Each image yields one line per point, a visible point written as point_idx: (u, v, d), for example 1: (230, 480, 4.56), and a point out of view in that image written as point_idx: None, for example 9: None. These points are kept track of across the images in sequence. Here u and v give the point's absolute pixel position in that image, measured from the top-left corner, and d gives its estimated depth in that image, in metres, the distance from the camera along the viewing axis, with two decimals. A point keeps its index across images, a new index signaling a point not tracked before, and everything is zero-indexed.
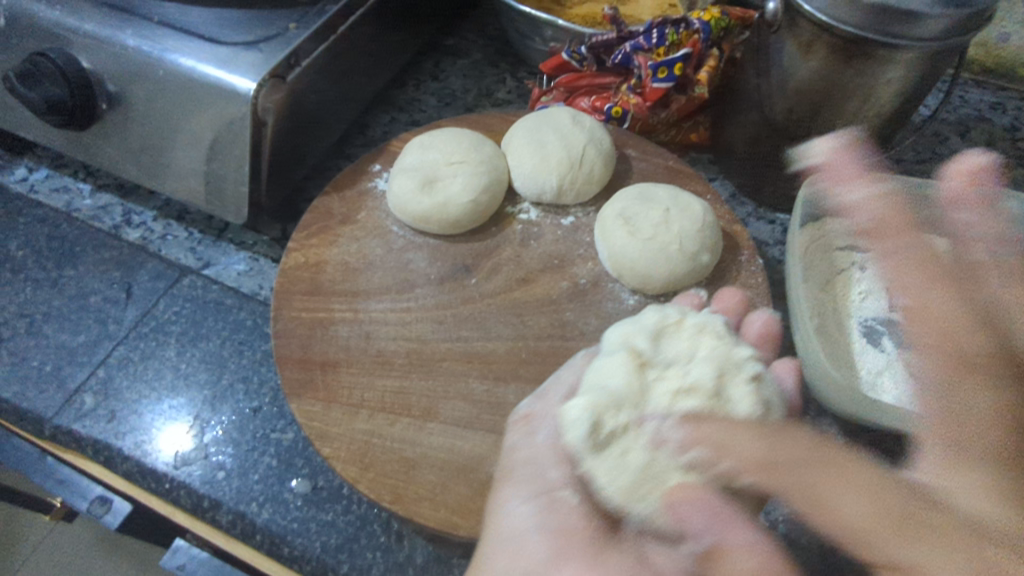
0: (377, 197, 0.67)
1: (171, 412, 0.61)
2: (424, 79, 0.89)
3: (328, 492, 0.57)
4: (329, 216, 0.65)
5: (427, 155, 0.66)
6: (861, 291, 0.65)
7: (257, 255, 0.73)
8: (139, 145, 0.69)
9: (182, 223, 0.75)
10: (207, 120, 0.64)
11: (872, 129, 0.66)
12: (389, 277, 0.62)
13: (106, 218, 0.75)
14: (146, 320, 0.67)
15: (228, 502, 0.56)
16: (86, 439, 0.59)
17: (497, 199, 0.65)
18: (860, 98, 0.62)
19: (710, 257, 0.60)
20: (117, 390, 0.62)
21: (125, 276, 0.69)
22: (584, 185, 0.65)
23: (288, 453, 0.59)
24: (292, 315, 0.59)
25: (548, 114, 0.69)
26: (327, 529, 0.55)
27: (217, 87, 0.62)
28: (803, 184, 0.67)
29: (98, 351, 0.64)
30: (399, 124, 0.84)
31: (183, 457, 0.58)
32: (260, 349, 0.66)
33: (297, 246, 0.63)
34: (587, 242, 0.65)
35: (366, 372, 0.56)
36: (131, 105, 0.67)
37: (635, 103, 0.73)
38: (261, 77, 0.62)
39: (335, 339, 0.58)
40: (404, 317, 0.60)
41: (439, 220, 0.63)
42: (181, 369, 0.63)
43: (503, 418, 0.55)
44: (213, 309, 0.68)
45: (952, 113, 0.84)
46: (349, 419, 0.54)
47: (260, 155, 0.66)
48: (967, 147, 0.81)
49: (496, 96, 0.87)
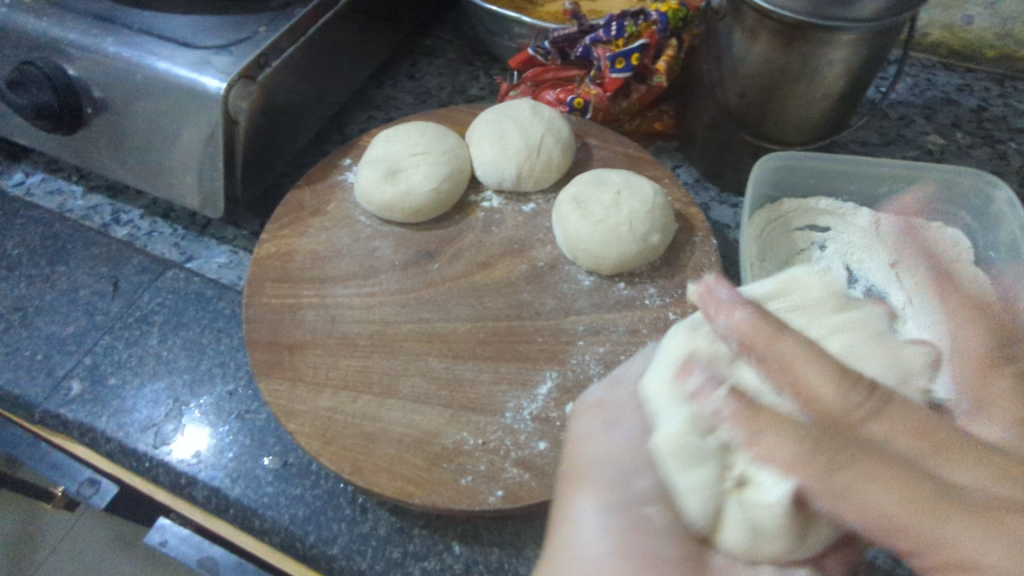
0: (346, 189, 0.70)
1: (152, 396, 0.64)
2: (401, 79, 0.92)
3: (298, 468, 0.60)
4: (300, 208, 0.68)
5: (392, 147, 0.69)
6: (820, 268, 0.66)
7: (237, 248, 0.77)
8: (123, 146, 0.73)
9: (168, 220, 0.79)
10: (184, 120, 0.68)
11: (822, 110, 0.67)
12: (355, 264, 0.65)
13: (96, 218, 0.79)
14: (131, 311, 0.70)
15: (203, 479, 0.59)
16: (72, 422, 0.63)
17: (458, 188, 0.68)
18: (806, 81, 0.63)
19: (659, 238, 0.62)
20: (102, 376, 0.66)
21: (113, 271, 0.73)
22: (542, 172, 0.67)
23: (260, 433, 0.62)
24: (263, 301, 0.62)
25: (509, 105, 0.72)
26: (296, 502, 0.58)
27: (192, 89, 0.66)
28: (759, 163, 0.67)
29: (86, 340, 0.68)
30: (376, 122, 0.87)
31: (162, 438, 0.62)
32: (237, 337, 0.69)
33: (269, 237, 0.66)
34: (547, 227, 0.67)
35: (331, 353, 0.59)
36: (113, 109, 0.70)
37: (596, 94, 0.75)
38: (232, 77, 0.65)
39: (303, 322, 0.61)
40: (368, 301, 0.63)
41: (402, 208, 0.66)
42: (163, 357, 0.67)
43: (460, 393, 0.57)
44: (194, 299, 0.71)
45: (920, 97, 0.86)
46: (313, 397, 0.56)
47: (235, 151, 0.70)
48: (932, 129, 0.82)
49: (470, 93, 0.90)
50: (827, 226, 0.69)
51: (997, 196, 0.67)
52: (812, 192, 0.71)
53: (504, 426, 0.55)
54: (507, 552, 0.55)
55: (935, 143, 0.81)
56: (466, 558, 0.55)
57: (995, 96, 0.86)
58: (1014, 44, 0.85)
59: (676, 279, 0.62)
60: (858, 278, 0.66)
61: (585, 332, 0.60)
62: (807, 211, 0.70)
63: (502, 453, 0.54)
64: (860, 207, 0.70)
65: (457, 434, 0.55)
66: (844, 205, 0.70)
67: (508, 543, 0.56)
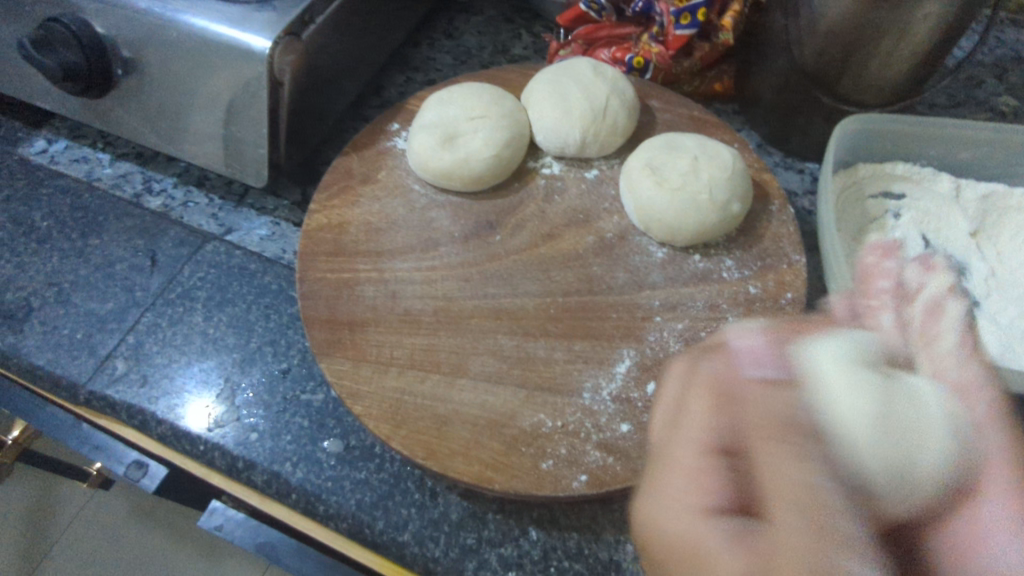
0: (397, 156, 0.66)
1: (202, 375, 0.61)
2: (438, 38, 0.87)
3: (361, 451, 0.58)
4: (349, 176, 0.64)
5: (447, 111, 0.65)
6: (894, 238, 0.63)
7: (278, 219, 0.73)
8: (156, 110, 0.68)
9: (202, 189, 0.75)
10: (222, 81, 0.63)
11: (907, 69, 0.62)
12: (413, 236, 0.62)
13: (126, 187, 0.75)
14: (172, 287, 0.67)
15: (263, 462, 0.57)
16: (120, 404, 0.60)
17: (519, 154, 0.64)
18: (895, 37, 0.58)
19: (739, 207, 0.58)
20: (147, 355, 0.63)
21: (149, 244, 0.70)
22: (608, 137, 0.64)
23: (319, 414, 0.60)
24: (318, 276, 0.59)
25: (568, 66, 0.68)
26: (362, 487, 0.56)
27: (231, 47, 0.61)
28: (837, 127, 0.64)
29: (127, 317, 0.65)
30: (415, 84, 0.83)
31: (216, 420, 0.59)
32: (287, 313, 0.66)
33: (319, 208, 0.62)
34: (612, 196, 0.63)
35: (393, 332, 0.56)
36: (145, 70, 0.66)
37: (657, 52, 0.70)
38: (276, 35, 0.60)
39: (362, 298, 0.58)
40: (428, 276, 0.59)
41: (462, 175, 0.62)
42: (209, 334, 0.64)
43: (534, 372, 0.54)
44: (238, 274, 0.68)
45: (988, 55, 0.80)
46: (379, 377, 0.54)
47: (279, 116, 0.65)
48: (1004, 89, 0.77)
49: (513, 53, 0.85)
50: (902, 192, 0.66)
51: None
52: (887, 158, 0.67)
53: (582, 407, 0.53)
54: (586, 537, 0.54)
55: (1008, 104, 0.76)
56: (544, 544, 0.53)
57: None
58: None
59: (754, 251, 0.59)
60: (938, 249, 0.63)
61: (661, 308, 0.57)
62: (882, 176, 0.66)
63: (583, 436, 0.51)
64: (938, 172, 0.67)
65: (534, 415, 0.52)
66: (920, 171, 0.67)
67: (586, 527, 0.54)
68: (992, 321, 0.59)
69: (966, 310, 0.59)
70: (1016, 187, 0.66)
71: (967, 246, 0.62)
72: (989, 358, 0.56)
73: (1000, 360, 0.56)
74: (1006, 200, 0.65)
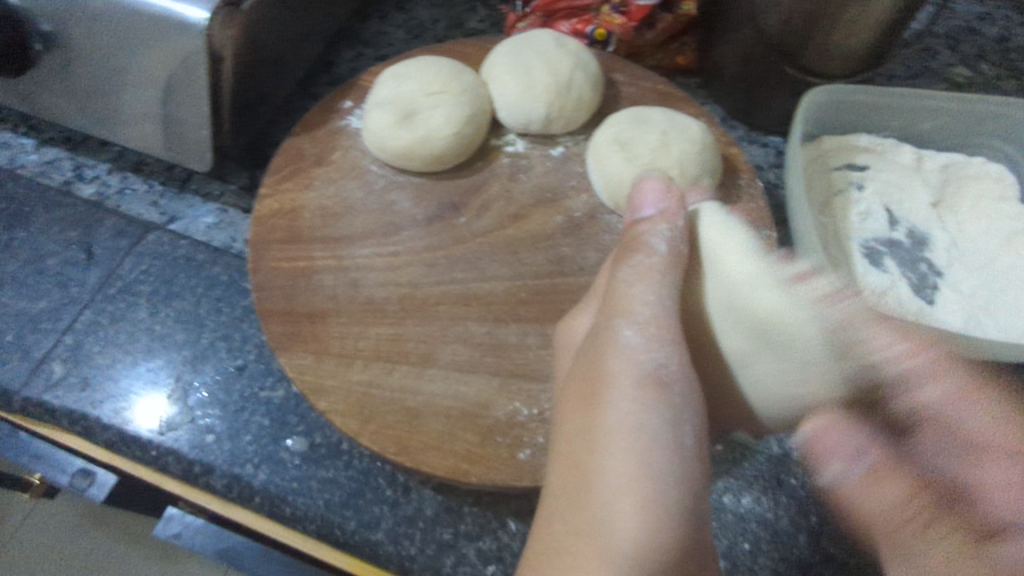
0: (351, 136, 0.62)
1: (149, 375, 0.57)
2: (389, 11, 0.83)
3: (327, 449, 0.55)
4: (302, 158, 0.60)
5: (403, 86, 0.62)
6: (859, 211, 0.63)
7: (226, 206, 0.69)
8: (84, 90, 0.63)
9: (140, 174, 0.70)
10: (156, 55, 0.58)
11: (872, 38, 0.61)
12: (372, 220, 0.58)
13: (55, 174, 0.69)
14: (112, 281, 0.62)
15: (221, 465, 0.54)
16: (59, 410, 0.56)
17: (481, 131, 0.61)
18: (859, 6, 0.57)
19: (708, 182, 0.57)
20: (87, 355, 0.58)
21: (84, 236, 0.64)
22: (572, 112, 0.61)
23: (280, 412, 0.57)
24: (273, 266, 0.55)
25: (529, 37, 0.65)
26: (329, 486, 0.53)
27: (163, 17, 0.55)
28: (804, 99, 0.63)
29: (63, 316, 0.60)
30: (367, 60, 0.79)
31: (167, 423, 0.55)
32: (240, 305, 0.62)
33: (270, 193, 0.58)
34: (579, 173, 0.61)
35: (357, 322, 0.53)
36: (67, 45, 0.60)
37: (620, 23, 0.69)
38: (214, 4, 0.55)
39: (321, 288, 0.55)
40: (391, 262, 0.57)
41: (421, 155, 0.59)
42: (155, 331, 0.60)
43: (506, 359, 0.52)
44: (184, 265, 0.63)
45: (941, 26, 0.81)
46: (343, 371, 0.51)
47: (221, 94, 0.61)
48: (956, 60, 0.78)
49: (468, 26, 0.82)
50: (865, 163, 0.66)
51: None
52: (851, 129, 0.68)
53: None
54: None
55: (961, 75, 0.77)
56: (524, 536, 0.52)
57: (1015, 25, 0.81)
58: None
59: None
60: (901, 219, 0.63)
61: None
62: (845, 148, 0.66)
63: None
64: (899, 143, 0.67)
65: (508, 404, 0.50)
66: (883, 142, 0.67)
67: None
68: (955, 290, 0.59)
69: (930, 279, 0.60)
70: (973, 157, 0.67)
71: (929, 215, 0.63)
72: (953, 326, 0.57)
73: (965, 327, 0.57)
74: (963, 170, 0.66)
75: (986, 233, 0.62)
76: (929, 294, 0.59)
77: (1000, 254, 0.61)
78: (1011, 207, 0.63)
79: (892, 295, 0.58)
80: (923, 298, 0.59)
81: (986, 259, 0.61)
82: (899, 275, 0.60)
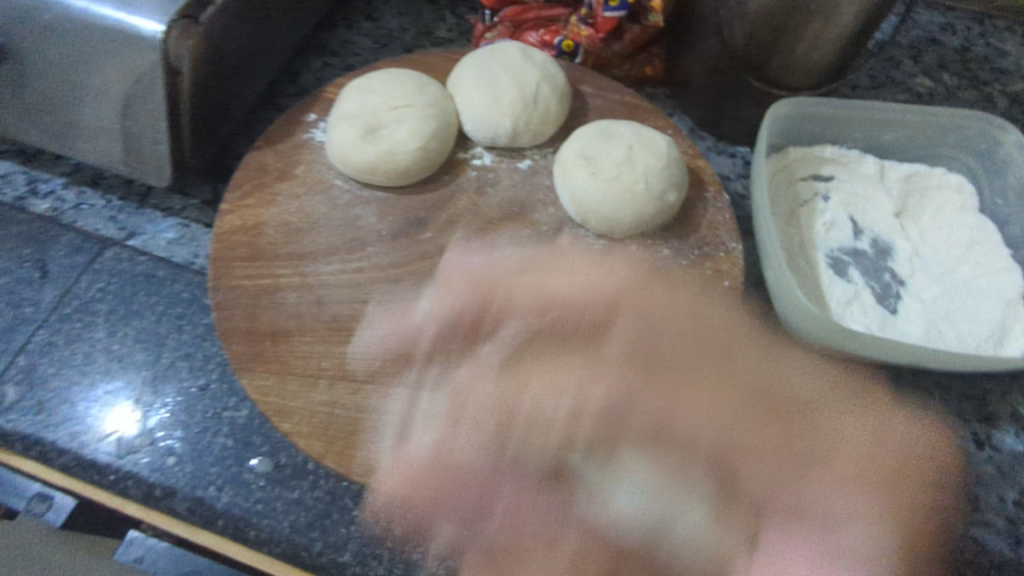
0: (315, 149, 0.61)
1: (107, 397, 0.56)
2: (356, 19, 0.82)
3: (292, 470, 0.54)
4: (264, 172, 0.59)
5: (367, 99, 0.61)
6: (824, 221, 0.63)
7: (188, 220, 0.67)
8: (36, 102, 0.61)
9: (98, 189, 0.68)
10: (111, 68, 0.57)
11: (834, 53, 0.62)
12: (337, 236, 0.58)
13: (8, 189, 0.67)
14: (68, 300, 0.60)
15: (183, 489, 0.52)
16: (12, 435, 0.54)
17: (447, 145, 0.61)
18: (820, 21, 0.58)
19: (675, 197, 0.57)
20: (41, 378, 0.56)
21: (38, 253, 0.62)
22: (539, 126, 0.61)
23: (243, 432, 0.55)
24: (234, 284, 0.54)
25: (496, 50, 0.64)
26: (294, 507, 0.52)
27: (117, 31, 0.55)
28: (768, 113, 0.64)
29: (16, 337, 0.58)
30: (334, 70, 0.78)
31: (127, 445, 0.54)
32: (203, 323, 0.60)
33: (231, 208, 0.57)
34: (547, 186, 0.61)
35: (321, 341, 0.52)
36: (17, 57, 0.58)
37: (587, 35, 0.69)
38: (170, 18, 0.54)
39: (284, 306, 0.54)
40: (357, 278, 0.56)
41: (387, 170, 0.58)
42: (114, 351, 0.58)
43: None
44: (145, 282, 0.62)
45: (904, 36, 0.82)
46: (307, 391, 0.50)
47: (179, 108, 0.59)
48: (920, 70, 0.79)
49: (437, 36, 0.81)
50: (831, 174, 0.66)
51: (1005, 140, 0.66)
52: (817, 141, 0.68)
53: None
54: None
55: (923, 84, 0.78)
56: None
57: (976, 35, 0.83)
58: None
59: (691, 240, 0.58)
60: (866, 229, 0.63)
61: None
62: (812, 159, 0.67)
63: None
64: (864, 154, 0.68)
65: None
66: (848, 153, 0.67)
67: None
68: (917, 299, 0.60)
69: (893, 289, 0.60)
70: (935, 167, 0.68)
71: (892, 226, 0.63)
72: (915, 336, 0.57)
73: (927, 337, 0.57)
74: (926, 180, 0.67)
75: (947, 242, 0.63)
76: (892, 304, 0.60)
77: (960, 263, 0.62)
78: (972, 216, 0.64)
79: (855, 306, 0.59)
80: (886, 308, 0.59)
81: (947, 268, 0.62)
82: (863, 285, 0.60)
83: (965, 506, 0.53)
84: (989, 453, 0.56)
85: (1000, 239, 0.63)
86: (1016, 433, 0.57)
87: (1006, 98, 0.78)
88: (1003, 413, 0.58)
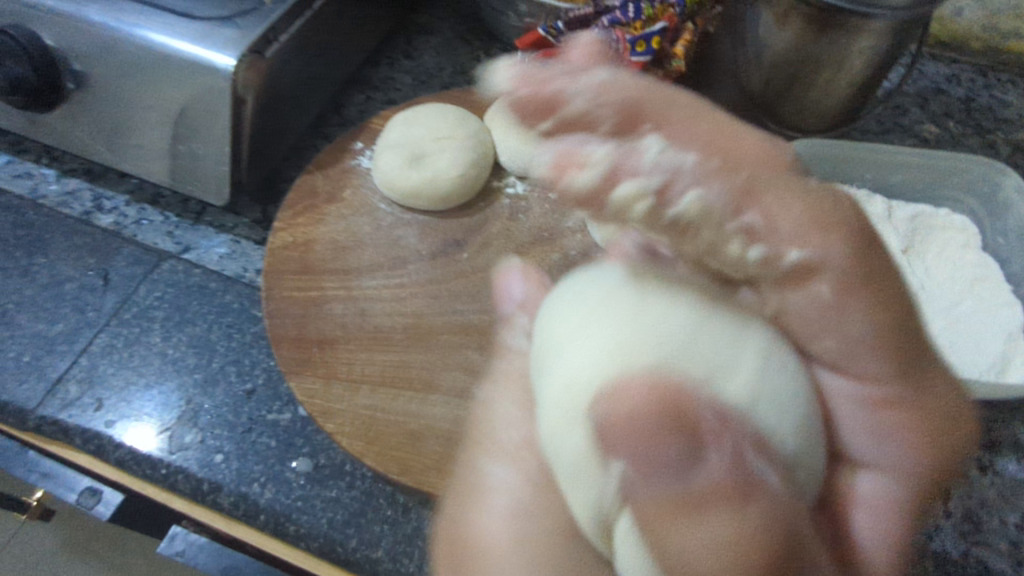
0: (362, 175, 0.66)
1: (160, 398, 0.60)
2: (397, 57, 0.88)
3: (331, 470, 0.57)
4: (314, 194, 0.64)
5: (413, 131, 0.66)
6: None
7: (238, 237, 0.72)
8: (109, 125, 0.66)
9: (157, 207, 0.73)
10: (182, 95, 0.62)
11: (844, 98, 0.67)
12: (380, 254, 0.62)
13: (75, 204, 0.72)
14: (127, 306, 0.65)
15: (229, 484, 0.56)
16: (73, 430, 0.58)
17: (483, 173, 0.66)
18: (831, 70, 0.63)
19: None
20: (101, 377, 0.61)
21: (101, 263, 0.67)
22: None
23: (287, 434, 0.59)
24: (284, 295, 0.58)
25: None
26: (332, 505, 0.56)
27: (193, 63, 0.60)
28: (784, 152, 0.68)
29: (79, 339, 0.63)
30: (376, 103, 0.84)
31: (177, 443, 0.57)
32: (249, 332, 0.65)
33: (284, 226, 0.62)
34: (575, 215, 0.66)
35: (363, 349, 0.56)
36: (98, 85, 0.64)
37: None
38: (240, 52, 0.60)
39: (330, 316, 0.58)
40: (398, 293, 0.60)
41: (428, 194, 0.63)
42: (169, 355, 0.62)
43: None
44: (198, 293, 0.66)
45: (912, 85, 0.87)
46: (351, 395, 0.54)
47: (240, 133, 0.64)
48: (926, 117, 0.84)
49: (472, 74, 0.87)
50: None
51: (1004, 185, 0.70)
52: (827, 179, 0.73)
53: None
54: None
55: (930, 131, 0.83)
56: None
57: (980, 86, 0.88)
58: (999, 36, 0.87)
59: None
60: None
61: None
62: None
63: None
64: (873, 193, 0.72)
65: None
66: (857, 192, 0.72)
67: None
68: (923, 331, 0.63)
69: None
70: (940, 209, 0.72)
71: (899, 261, 0.67)
72: None
73: None
74: (930, 220, 0.71)
75: (950, 278, 0.67)
76: None
77: (963, 299, 0.65)
78: (974, 255, 0.68)
79: None
80: None
81: (950, 303, 0.65)
82: None
83: (968, 527, 0.56)
84: (992, 478, 0.59)
85: (1001, 276, 0.67)
86: (1017, 460, 0.60)
87: (1009, 145, 0.82)
88: (1006, 441, 0.61)
